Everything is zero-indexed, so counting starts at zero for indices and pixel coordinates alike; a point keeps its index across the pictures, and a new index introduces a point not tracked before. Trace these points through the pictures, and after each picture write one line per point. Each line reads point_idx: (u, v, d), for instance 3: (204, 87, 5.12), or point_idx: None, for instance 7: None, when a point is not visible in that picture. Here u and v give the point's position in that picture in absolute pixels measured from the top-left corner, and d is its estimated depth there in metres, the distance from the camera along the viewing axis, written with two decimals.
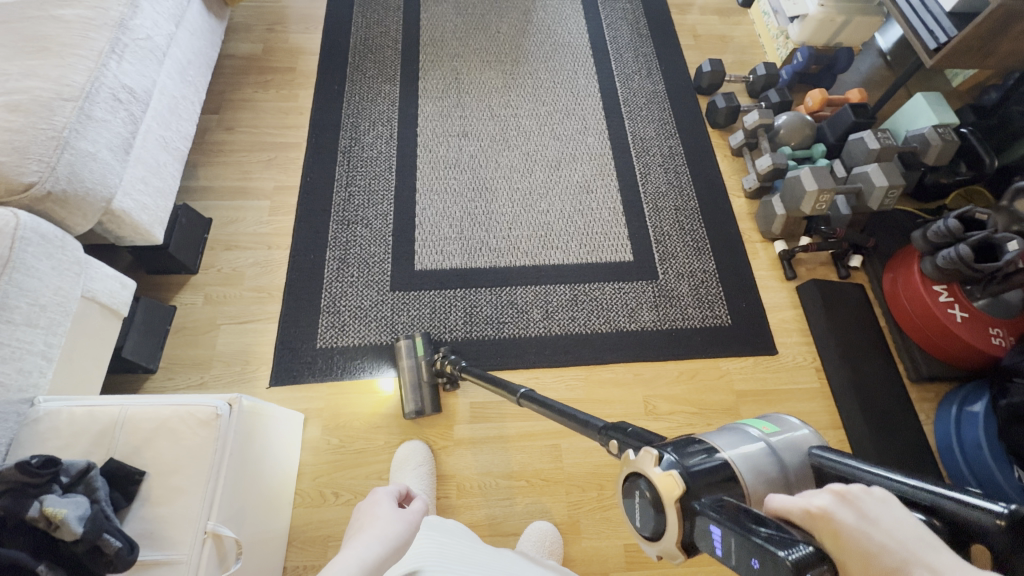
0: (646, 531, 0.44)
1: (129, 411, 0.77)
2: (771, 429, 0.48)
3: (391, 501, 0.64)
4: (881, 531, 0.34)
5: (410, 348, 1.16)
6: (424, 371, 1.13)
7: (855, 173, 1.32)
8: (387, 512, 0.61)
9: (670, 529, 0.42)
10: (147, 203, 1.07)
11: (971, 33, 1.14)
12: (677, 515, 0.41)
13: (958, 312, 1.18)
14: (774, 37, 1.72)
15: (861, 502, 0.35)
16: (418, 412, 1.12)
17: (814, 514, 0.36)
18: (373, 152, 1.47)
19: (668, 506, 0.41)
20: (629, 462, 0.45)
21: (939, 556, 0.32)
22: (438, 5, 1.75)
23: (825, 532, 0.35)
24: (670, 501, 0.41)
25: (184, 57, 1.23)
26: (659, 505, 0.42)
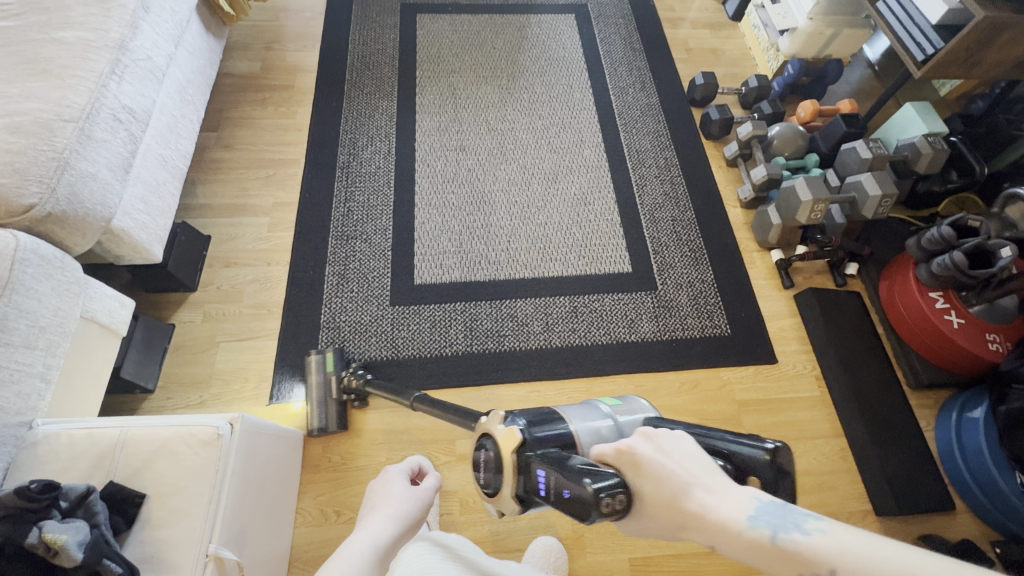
0: (492, 485, 0.57)
1: (129, 432, 0.77)
2: (616, 407, 0.65)
3: (401, 479, 0.78)
4: (672, 461, 0.47)
5: (319, 364, 1.13)
6: (332, 388, 1.11)
7: (849, 182, 1.34)
8: (399, 490, 0.74)
9: (506, 478, 0.55)
10: (147, 222, 1.07)
11: (957, 45, 1.17)
12: (513, 465, 0.54)
13: (955, 319, 1.19)
14: (765, 50, 1.75)
15: (661, 442, 0.49)
16: (323, 430, 1.10)
17: (623, 450, 0.48)
18: (371, 167, 1.48)
19: (506, 458, 0.55)
20: (486, 427, 0.58)
21: (712, 477, 0.46)
22: (435, 22, 1.77)
23: (632, 467, 0.48)
24: (506, 455, 0.54)
25: (183, 76, 1.24)
26: (499, 459, 0.55)
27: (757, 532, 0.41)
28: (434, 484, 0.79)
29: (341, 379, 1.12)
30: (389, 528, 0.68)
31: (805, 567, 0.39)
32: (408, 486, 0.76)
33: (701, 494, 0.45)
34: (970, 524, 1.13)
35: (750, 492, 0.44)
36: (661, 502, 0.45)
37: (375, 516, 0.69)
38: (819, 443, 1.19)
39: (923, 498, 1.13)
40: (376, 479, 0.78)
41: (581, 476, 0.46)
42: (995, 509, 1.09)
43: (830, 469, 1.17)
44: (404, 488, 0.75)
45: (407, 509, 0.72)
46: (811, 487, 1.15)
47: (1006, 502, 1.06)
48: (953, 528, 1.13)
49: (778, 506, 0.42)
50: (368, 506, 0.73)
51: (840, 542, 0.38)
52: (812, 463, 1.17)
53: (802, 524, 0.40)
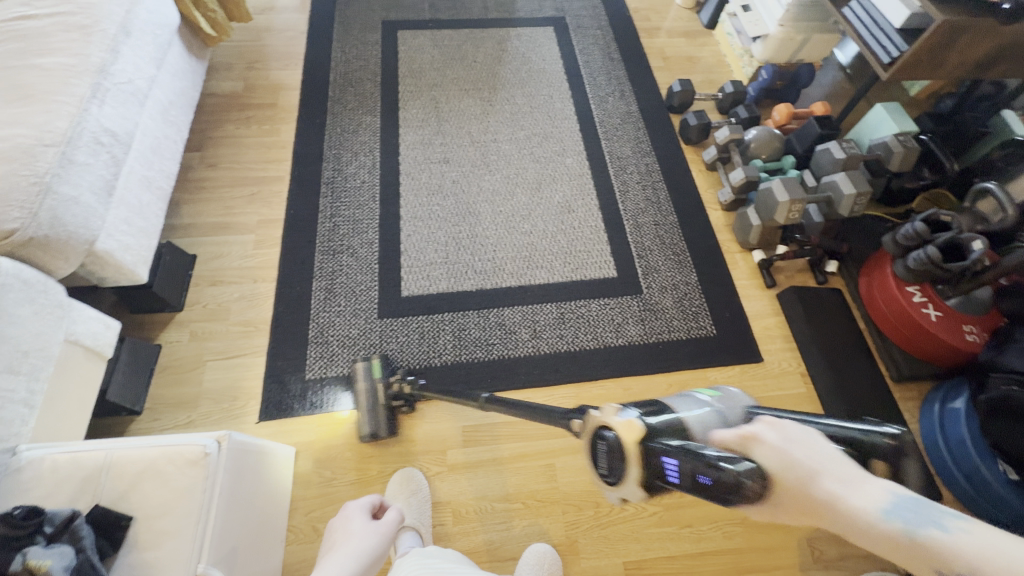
0: (610, 476, 0.47)
1: (115, 455, 0.76)
2: (715, 395, 0.53)
3: (363, 514, 0.77)
4: (799, 449, 0.40)
5: (366, 370, 1.14)
6: (379, 394, 1.11)
7: (824, 182, 1.37)
8: (360, 526, 0.74)
9: (630, 468, 0.45)
10: (131, 243, 1.08)
11: (920, 47, 1.21)
12: (638, 457, 0.44)
13: (932, 312, 1.22)
14: (739, 56, 1.80)
15: (785, 429, 0.41)
16: (372, 436, 1.11)
17: (746, 437, 0.41)
18: (356, 181, 1.49)
19: (628, 451, 0.45)
20: (597, 418, 0.49)
21: (843, 468, 0.39)
22: (416, 38, 1.80)
23: (757, 454, 0.40)
24: (626, 442, 0.45)
25: (165, 98, 1.25)
26: (618, 449, 0.45)
27: (890, 527, 0.36)
28: (397, 517, 0.77)
29: (388, 386, 1.12)
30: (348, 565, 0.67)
31: (939, 563, 0.35)
32: (370, 522, 0.76)
33: (830, 483, 0.38)
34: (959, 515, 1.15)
35: (884, 484, 0.38)
36: (791, 494, 0.38)
37: (335, 556, 0.69)
38: None
39: None
40: (335, 519, 0.77)
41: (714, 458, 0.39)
42: (979, 498, 1.09)
43: None
44: (365, 525, 0.74)
45: (368, 546, 0.71)
46: None
47: (989, 490, 1.07)
48: None
49: (913, 500, 0.37)
50: (330, 546, 0.73)
51: (985, 544, 0.34)
52: None
53: (940, 521, 0.36)
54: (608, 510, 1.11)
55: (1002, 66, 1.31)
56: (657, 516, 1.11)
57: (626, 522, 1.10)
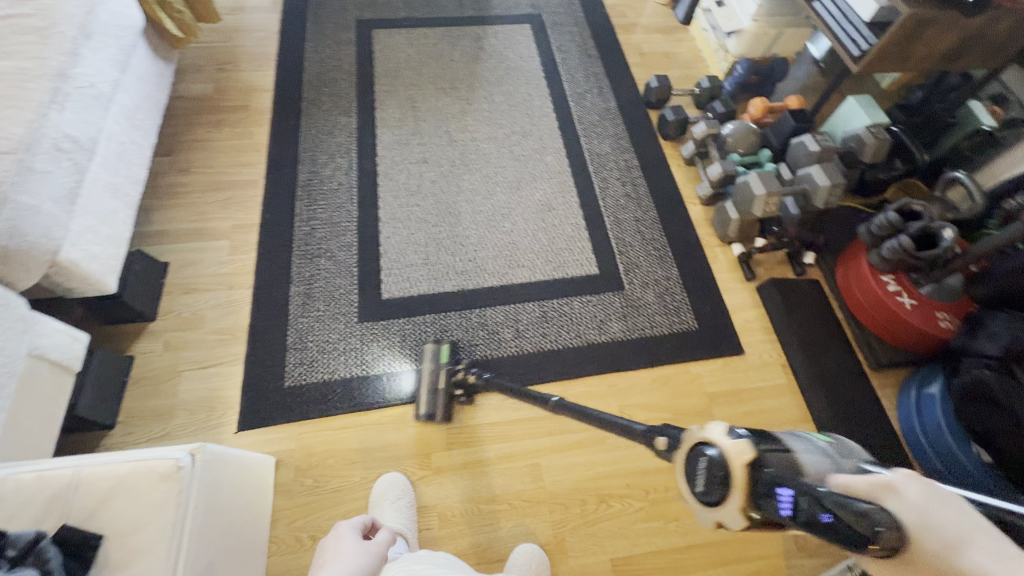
0: (702, 498, 0.43)
1: (83, 472, 0.73)
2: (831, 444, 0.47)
3: (352, 535, 0.76)
4: (938, 513, 0.36)
5: (434, 354, 1.16)
6: (443, 378, 1.13)
7: (800, 174, 1.38)
8: (351, 545, 0.73)
9: (732, 491, 0.40)
10: (98, 253, 1.04)
11: (889, 40, 1.23)
12: (745, 484, 0.40)
13: (906, 300, 1.24)
14: (715, 51, 1.82)
15: (925, 488, 0.38)
16: (428, 417, 1.12)
17: (880, 483, 0.38)
18: (333, 184, 1.46)
19: (737, 477, 0.40)
20: (698, 432, 0.45)
21: (992, 542, 0.35)
22: (391, 37, 1.78)
23: (891, 503, 0.37)
24: (735, 465, 0.40)
25: (131, 102, 1.21)
26: (724, 468, 0.41)
27: None
28: (388, 538, 0.75)
29: (450, 374, 1.14)
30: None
31: None
32: (361, 541, 0.74)
33: (972, 552, 0.35)
34: None
35: None
36: (925, 556, 0.35)
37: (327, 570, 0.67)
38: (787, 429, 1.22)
39: None
40: (326, 538, 0.76)
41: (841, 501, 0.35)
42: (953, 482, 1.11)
43: None
44: (357, 543, 0.73)
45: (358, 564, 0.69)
46: None
47: (964, 474, 1.08)
48: None
49: None
50: (318, 566, 0.71)
51: None
52: None
53: None
54: (595, 508, 1.10)
55: (966, 58, 1.34)
56: (643, 511, 1.11)
57: (613, 518, 1.10)
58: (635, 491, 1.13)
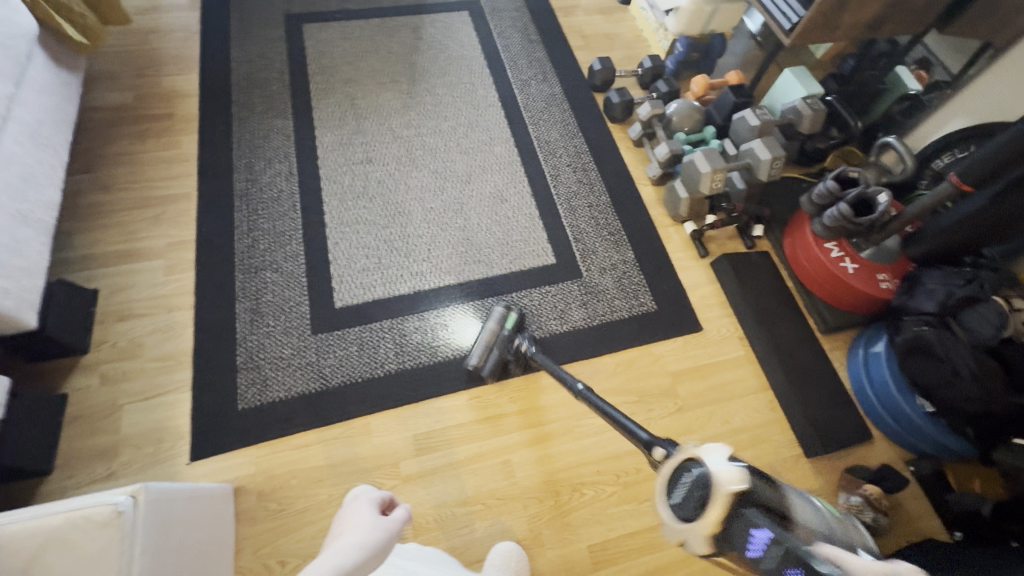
0: (677, 512, 0.47)
1: (7, 531, 0.67)
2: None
3: (373, 509, 0.65)
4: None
5: (501, 319, 1.19)
6: (503, 343, 1.18)
7: (743, 150, 1.39)
8: (368, 519, 0.62)
9: (707, 515, 0.45)
10: (9, 287, 0.95)
11: (817, 13, 1.27)
12: (726, 513, 0.45)
13: (849, 265, 1.29)
14: (655, 30, 1.82)
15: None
16: (474, 369, 1.17)
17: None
18: (272, 191, 1.39)
19: (714, 498, 0.45)
20: (691, 450, 0.49)
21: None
22: (323, 31, 1.69)
23: None
24: (719, 497, 0.44)
25: (33, 118, 1.11)
26: (708, 492, 0.45)
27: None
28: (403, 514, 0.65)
29: (509, 346, 1.18)
30: (352, 556, 0.55)
31: None
32: (379, 516, 0.64)
33: None
34: (889, 450, 1.23)
35: None
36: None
37: (338, 544, 0.58)
38: (749, 399, 1.26)
39: (844, 433, 1.22)
40: (342, 507, 0.66)
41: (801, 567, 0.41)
42: (902, 431, 1.19)
43: (762, 422, 1.24)
44: (374, 518, 0.63)
45: (374, 540, 0.59)
46: (747, 442, 1.21)
47: (911, 423, 1.17)
48: (874, 456, 1.22)
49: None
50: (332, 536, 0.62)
51: None
52: (744, 420, 1.23)
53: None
54: (569, 498, 1.11)
55: (890, 24, 1.37)
56: (616, 495, 1.12)
57: (587, 506, 1.11)
58: (608, 477, 1.14)
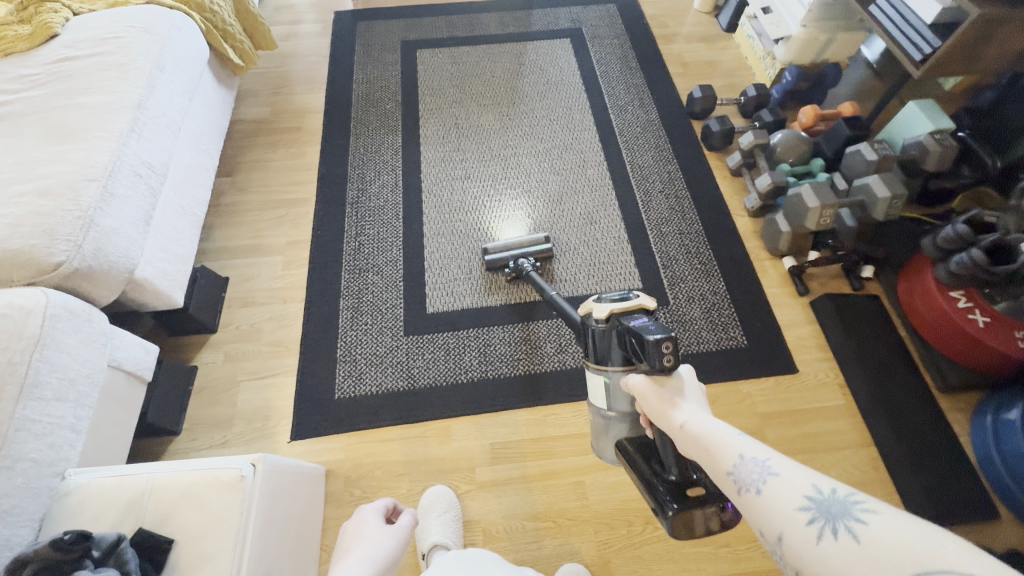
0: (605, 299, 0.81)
1: (156, 479, 0.78)
2: None
3: (376, 521, 0.81)
4: None
5: (535, 241, 1.37)
6: (518, 252, 1.34)
7: (856, 185, 1.31)
8: (374, 533, 0.78)
9: (622, 304, 0.78)
10: (168, 270, 1.11)
11: (956, 42, 1.17)
12: (632, 307, 0.78)
13: (979, 317, 1.15)
14: (761, 58, 1.77)
15: None
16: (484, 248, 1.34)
17: None
18: (379, 201, 1.51)
19: (632, 302, 0.79)
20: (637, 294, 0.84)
21: None
22: (434, 56, 1.83)
23: None
24: (633, 304, 0.79)
25: (198, 128, 1.30)
26: (633, 298, 0.80)
27: None
28: (411, 521, 0.82)
29: (517, 258, 1.32)
30: (367, 567, 0.71)
31: None
32: (384, 527, 0.80)
33: None
34: (1020, 534, 1.07)
35: None
36: None
37: (351, 557, 0.73)
38: (847, 453, 1.16)
39: (962, 506, 1.08)
40: (349, 521, 0.82)
41: (654, 329, 0.67)
42: None
43: (862, 481, 1.13)
44: (379, 532, 0.78)
45: (385, 550, 0.75)
46: None
47: None
48: (1001, 539, 1.07)
49: None
50: (344, 551, 0.78)
51: None
52: (841, 475, 1.13)
53: None
54: (641, 529, 1.08)
55: None
56: None
57: (660, 541, 1.07)
58: None
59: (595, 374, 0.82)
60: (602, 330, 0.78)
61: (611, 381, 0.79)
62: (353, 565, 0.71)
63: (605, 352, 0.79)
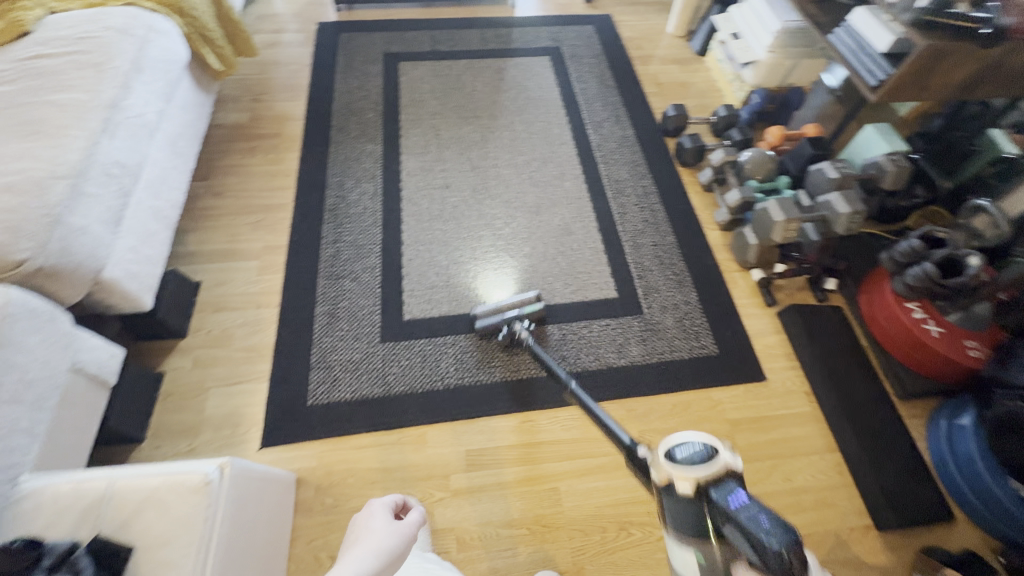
0: (674, 456, 0.54)
1: (117, 483, 0.76)
2: None
3: (386, 515, 0.75)
4: None
5: (526, 303, 1.28)
6: (510, 317, 1.24)
7: (819, 202, 1.36)
8: (381, 526, 0.72)
9: (704, 468, 0.52)
10: (137, 271, 1.09)
11: (906, 70, 1.26)
12: (720, 472, 0.52)
13: (933, 328, 1.21)
14: (730, 81, 1.87)
15: None
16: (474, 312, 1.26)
17: None
18: (358, 208, 1.51)
19: (719, 465, 0.52)
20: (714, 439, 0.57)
21: None
22: (417, 69, 1.86)
23: None
24: (720, 465, 0.52)
25: (174, 131, 1.29)
26: (715, 452, 0.53)
27: None
28: (419, 518, 0.76)
29: (511, 322, 1.24)
30: (372, 561, 0.64)
31: None
32: (393, 521, 0.74)
33: None
34: (972, 535, 1.12)
35: None
36: None
37: (355, 549, 0.67)
38: (813, 459, 1.19)
39: (920, 510, 1.12)
40: (359, 515, 0.78)
41: (767, 524, 0.46)
42: (992, 518, 1.07)
43: (827, 485, 1.16)
44: (386, 525, 0.72)
45: (391, 543, 0.68)
46: (811, 505, 1.14)
47: (1002, 509, 1.04)
48: (956, 541, 1.11)
49: None
50: (350, 543, 0.72)
51: None
52: (808, 480, 1.17)
53: None
54: (615, 535, 1.09)
55: (984, 87, 1.35)
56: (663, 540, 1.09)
57: (633, 546, 1.08)
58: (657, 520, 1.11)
59: (677, 561, 0.55)
60: (686, 511, 0.51)
61: (707, 566, 0.52)
62: (355, 559, 0.64)
63: (689, 541, 0.52)
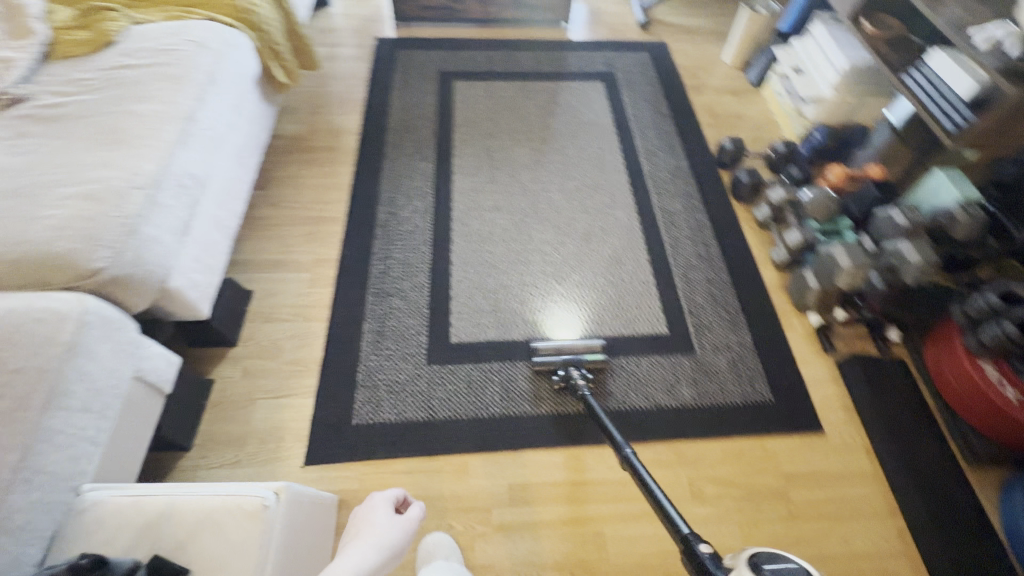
0: None
1: (176, 502, 0.75)
2: None
3: (387, 508, 0.78)
4: None
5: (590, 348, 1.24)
6: (567, 362, 1.21)
7: (886, 247, 1.28)
8: (382, 520, 0.75)
9: None
10: (199, 281, 1.11)
11: (989, 117, 1.21)
12: None
13: (1010, 390, 1.11)
14: (790, 116, 1.84)
15: None
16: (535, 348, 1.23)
17: None
18: (409, 225, 1.52)
19: None
20: None
21: None
22: (471, 89, 1.87)
23: None
24: None
25: (240, 142, 1.31)
26: None
27: None
28: (418, 513, 0.78)
29: (568, 366, 1.20)
30: (373, 556, 0.68)
31: None
32: (394, 515, 0.77)
33: None
34: None
35: None
36: None
37: (357, 543, 0.70)
38: (874, 522, 1.13)
39: None
40: (359, 507, 0.79)
41: None
42: None
43: (888, 552, 1.10)
44: (387, 519, 0.75)
45: (390, 538, 0.72)
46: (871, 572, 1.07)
47: None
48: None
49: None
50: (351, 535, 0.74)
51: None
52: (868, 545, 1.10)
53: None
54: None
55: None
56: None
57: None
58: None
59: None
60: None
61: None
62: (353, 553, 0.67)
63: None
